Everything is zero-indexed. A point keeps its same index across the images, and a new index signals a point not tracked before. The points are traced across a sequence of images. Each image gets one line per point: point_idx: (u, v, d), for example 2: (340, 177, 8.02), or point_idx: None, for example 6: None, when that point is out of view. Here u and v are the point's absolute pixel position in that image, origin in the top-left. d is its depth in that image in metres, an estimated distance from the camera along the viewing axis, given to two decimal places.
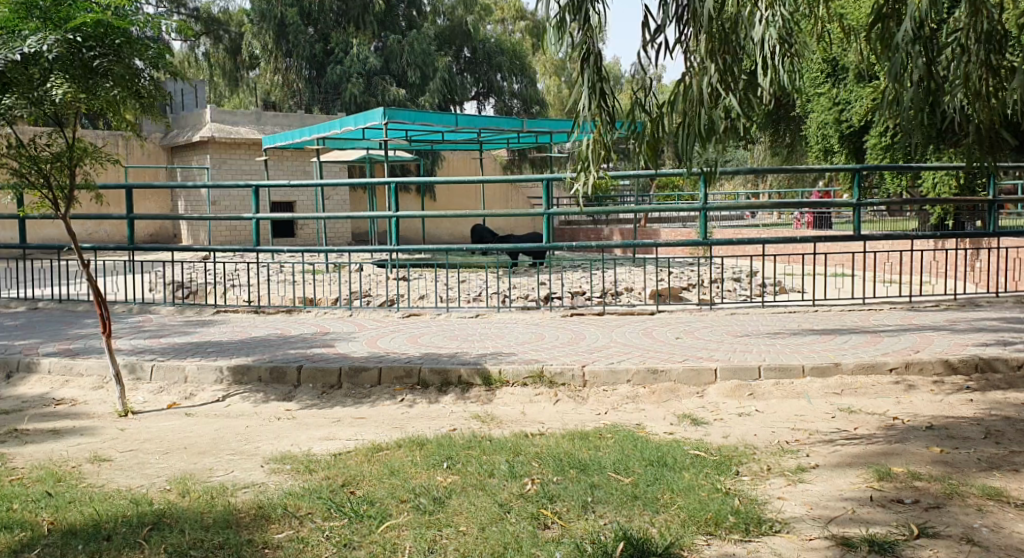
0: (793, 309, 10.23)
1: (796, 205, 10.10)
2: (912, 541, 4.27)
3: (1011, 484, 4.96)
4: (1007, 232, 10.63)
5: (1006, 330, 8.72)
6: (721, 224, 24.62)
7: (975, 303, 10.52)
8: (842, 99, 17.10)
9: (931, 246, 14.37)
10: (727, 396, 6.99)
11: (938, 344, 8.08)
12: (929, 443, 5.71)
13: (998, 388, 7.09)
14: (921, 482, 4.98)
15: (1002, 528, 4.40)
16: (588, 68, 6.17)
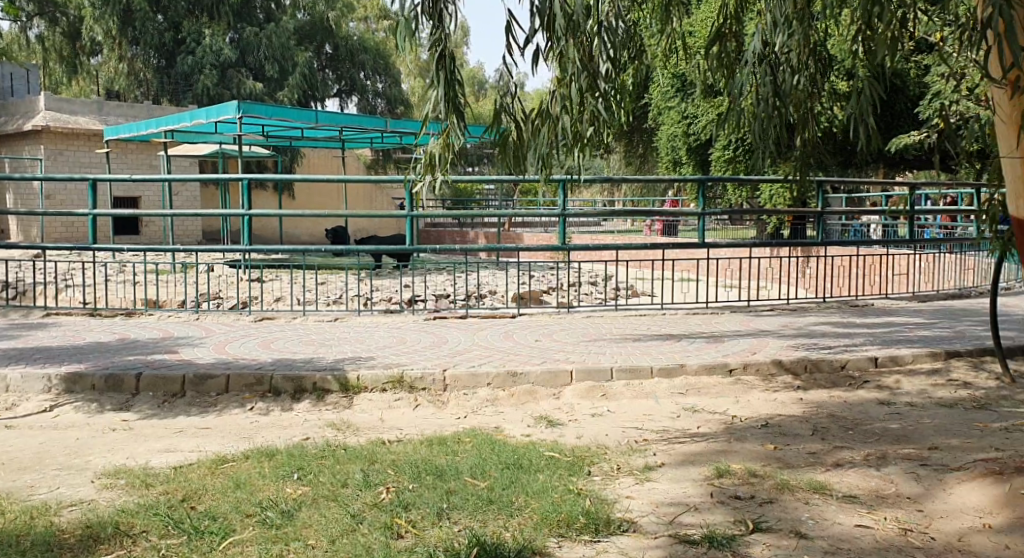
0: (643, 312, 10.46)
1: (647, 214, 9.96)
2: (749, 536, 4.37)
3: (834, 477, 5.17)
4: (835, 242, 11.17)
5: (833, 333, 9.19)
6: (580, 230, 25.15)
7: (807, 307, 11.08)
8: (689, 114, 17.98)
9: (767, 255, 15.18)
10: (581, 398, 7.03)
11: (772, 346, 8.42)
12: (763, 440, 5.90)
13: (822, 387, 7.40)
14: (758, 477, 5.12)
15: (827, 519, 4.57)
16: (440, 69, 5.63)
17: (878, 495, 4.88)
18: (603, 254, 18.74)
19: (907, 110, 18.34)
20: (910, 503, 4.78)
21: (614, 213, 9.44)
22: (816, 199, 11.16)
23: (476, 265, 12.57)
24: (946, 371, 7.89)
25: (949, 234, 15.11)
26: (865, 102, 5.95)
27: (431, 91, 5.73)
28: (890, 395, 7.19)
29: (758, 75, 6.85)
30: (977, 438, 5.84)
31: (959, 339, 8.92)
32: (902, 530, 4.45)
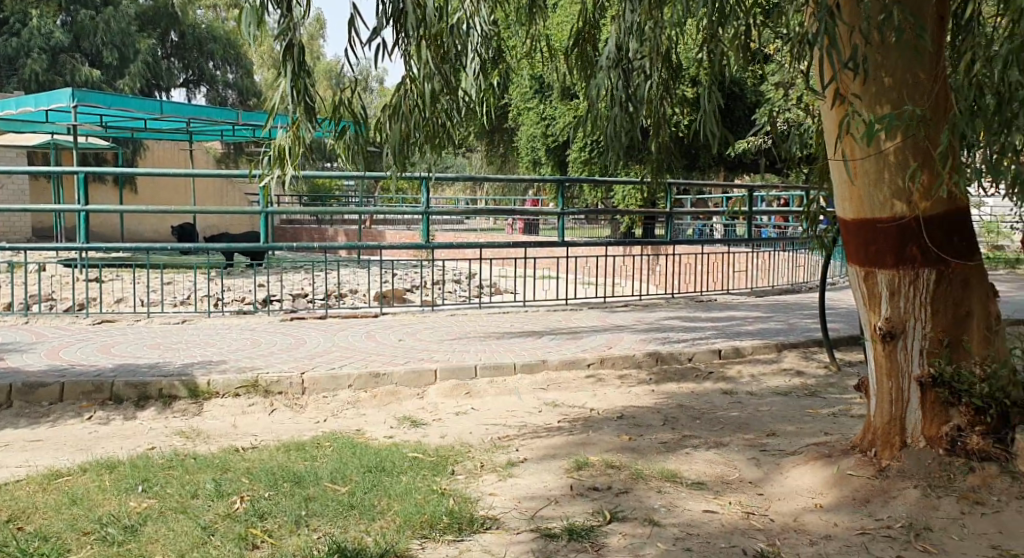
0: (505, 310, 10.54)
1: (507, 213, 10.04)
2: (605, 527, 4.44)
3: (686, 465, 5.33)
4: (683, 240, 11.59)
5: (686, 327, 9.53)
6: (440, 228, 25.17)
7: (660, 303, 11.45)
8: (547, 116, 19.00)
9: (623, 253, 15.63)
10: (444, 397, 7.01)
11: (628, 341, 8.65)
12: (619, 432, 6.03)
13: (675, 379, 7.65)
14: (614, 468, 5.23)
15: (679, 506, 4.70)
16: (288, 59, 5.38)
17: (724, 481, 5.07)
18: (465, 252, 18.82)
19: (744, 117, 19.47)
20: (751, 488, 4.98)
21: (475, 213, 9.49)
22: (664, 201, 11.61)
23: (337, 263, 12.35)
24: (787, 361, 8.30)
25: (781, 235, 16.09)
26: (710, 108, 6.12)
27: (281, 81, 5.51)
28: (733, 385, 7.50)
29: (612, 82, 6.94)
30: (812, 423, 6.15)
31: (795, 331, 9.42)
32: (745, 514, 4.61)
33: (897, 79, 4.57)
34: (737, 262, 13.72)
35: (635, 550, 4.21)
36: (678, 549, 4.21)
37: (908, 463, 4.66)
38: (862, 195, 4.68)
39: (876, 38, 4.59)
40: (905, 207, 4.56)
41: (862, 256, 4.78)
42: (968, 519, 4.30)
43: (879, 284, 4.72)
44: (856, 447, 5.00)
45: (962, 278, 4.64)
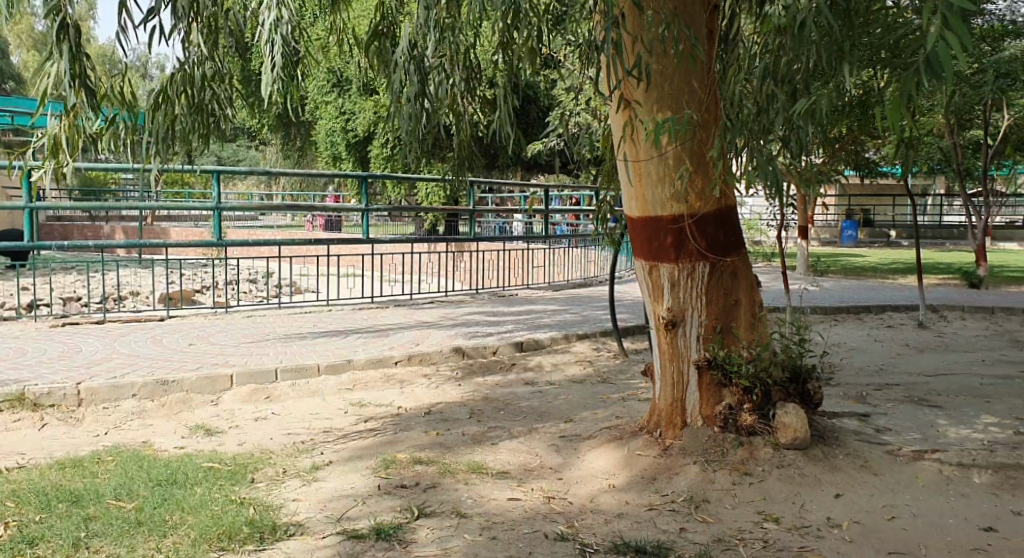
0: (307, 309, 10.38)
1: (308, 209, 9.79)
2: (413, 523, 4.45)
3: (493, 456, 5.45)
4: (488, 237, 11.75)
5: (490, 321, 9.74)
6: (233, 224, 24.39)
7: (463, 299, 11.64)
8: (348, 111, 19.72)
9: (427, 250, 15.81)
10: (243, 403, 6.80)
11: (434, 337, 8.74)
12: (426, 428, 6.08)
13: (480, 372, 7.80)
14: (422, 465, 5.26)
15: (485, 497, 4.79)
16: (60, 40, 4.84)
17: (527, 469, 5.22)
18: (262, 251, 18.38)
19: (538, 119, 20.72)
20: (552, 473, 5.15)
21: (272, 209, 9.23)
22: (470, 198, 11.75)
23: (121, 264, 11.74)
24: (582, 350, 8.67)
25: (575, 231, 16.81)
26: (506, 113, 6.23)
27: (49, 65, 4.91)
28: (535, 376, 7.74)
29: (407, 76, 6.69)
30: (605, 408, 6.44)
31: (589, 322, 9.85)
32: (546, 499, 4.77)
33: (676, 86, 4.84)
34: (535, 259, 14.19)
35: (442, 544, 4.23)
36: (485, 539, 4.27)
37: (687, 441, 4.98)
38: (645, 194, 4.93)
39: (656, 46, 4.82)
40: (683, 207, 4.85)
41: (646, 250, 5.04)
42: (739, 488, 4.67)
43: (661, 276, 5.00)
44: (643, 429, 5.29)
45: (731, 271, 4.99)
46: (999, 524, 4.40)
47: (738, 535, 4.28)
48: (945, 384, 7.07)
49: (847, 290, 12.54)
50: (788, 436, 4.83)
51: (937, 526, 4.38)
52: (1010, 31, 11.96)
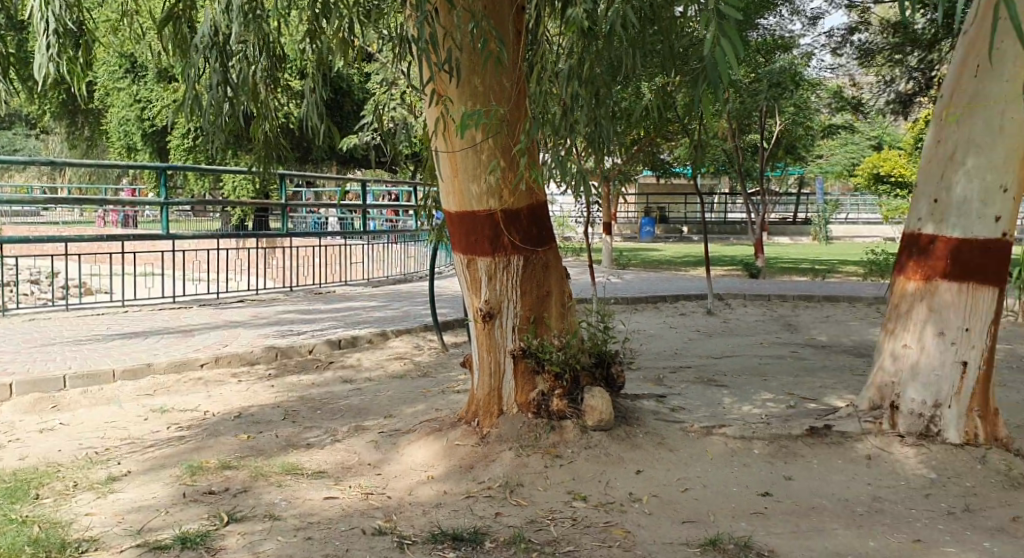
0: (100, 311, 10.00)
1: (101, 204, 9.40)
2: (222, 529, 4.45)
3: (306, 457, 5.55)
4: (300, 232, 11.63)
5: (299, 319, 9.74)
6: (15, 219, 22.80)
7: (270, 297, 11.55)
8: (143, 98, 18.99)
9: (232, 246, 15.52)
10: (25, 413, 6.51)
11: (242, 337, 8.67)
12: (236, 432, 6.10)
13: (292, 372, 7.84)
14: (230, 470, 5.28)
15: (297, 498, 4.88)
16: None
17: (344, 467, 5.37)
18: (49, 249, 17.37)
19: (352, 112, 20.71)
20: (371, 470, 5.32)
21: (60, 202, 8.77)
22: (280, 193, 11.61)
23: None
24: (399, 346, 8.89)
25: (390, 225, 16.98)
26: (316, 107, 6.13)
27: None
28: (353, 373, 7.87)
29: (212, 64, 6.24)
30: (425, 402, 6.70)
31: (411, 317, 10.09)
32: (364, 496, 4.93)
33: (488, 86, 5.14)
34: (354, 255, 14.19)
35: (254, 547, 4.28)
36: (299, 539, 4.35)
37: (504, 429, 5.31)
38: (462, 190, 5.21)
39: (466, 46, 5.10)
40: (497, 203, 5.18)
41: (463, 244, 5.33)
42: (551, 471, 5.05)
43: (479, 269, 5.30)
44: (461, 419, 5.58)
45: (544, 262, 5.36)
46: (774, 488, 5.01)
47: (549, 516, 4.63)
48: (730, 365, 7.85)
49: (645, 281, 13.44)
50: (594, 418, 5.26)
51: (723, 494, 4.93)
52: (780, 45, 13.09)
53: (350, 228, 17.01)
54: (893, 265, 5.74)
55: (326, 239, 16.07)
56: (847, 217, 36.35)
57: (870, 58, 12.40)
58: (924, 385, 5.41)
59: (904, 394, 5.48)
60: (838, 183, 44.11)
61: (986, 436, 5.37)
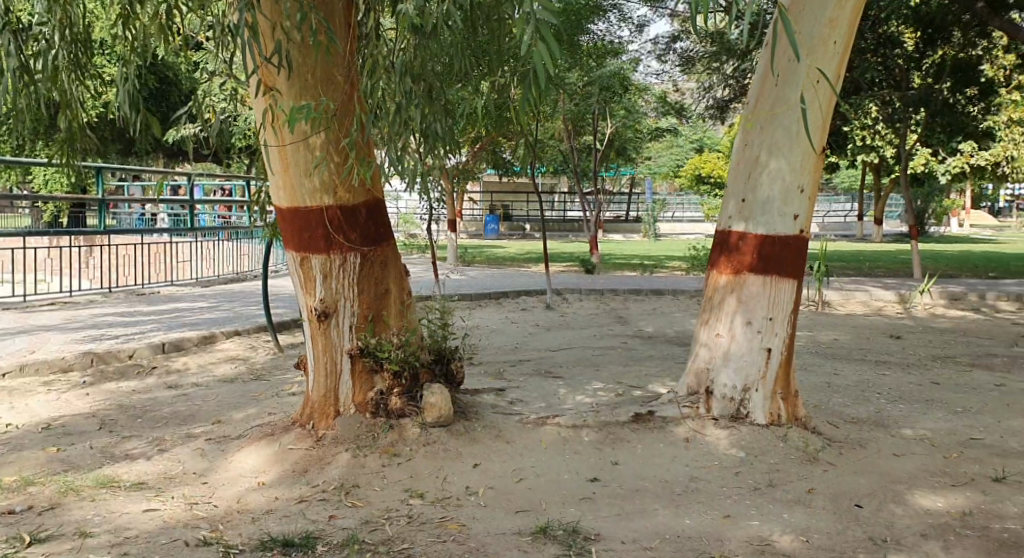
0: None
1: None
2: (23, 551, 4.26)
3: (118, 469, 5.44)
4: (119, 230, 11.25)
5: (118, 322, 9.48)
6: None
7: (86, 299, 11.14)
8: None
9: (47, 245, 14.86)
10: None
11: (52, 343, 8.35)
12: (44, 445, 5.91)
13: (109, 379, 7.62)
14: (34, 487, 5.10)
15: (112, 511, 4.78)
16: None
17: (166, 477, 5.29)
18: None
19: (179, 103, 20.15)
20: (196, 479, 5.26)
21: None
22: (97, 188, 11.20)
23: None
24: (230, 348, 8.80)
25: (223, 221, 16.64)
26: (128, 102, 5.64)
27: None
28: (179, 379, 7.72)
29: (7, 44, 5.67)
30: (257, 406, 6.69)
31: (241, 318, 9.95)
32: (189, 505, 4.87)
33: (318, 77, 5.15)
34: (180, 253, 13.85)
35: None
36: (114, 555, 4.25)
37: (340, 431, 5.40)
38: (294, 184, 5.21)
39: (296, 37, 5.07)
40: (332, 199, 5.23)
41: (297, 239, 5.33)
42: (387, 470, 5.17)
43: (314, 267, 5.33)
44: (296, 422, 5.61)
45: (381, 260, 5.46)
46: (602, 474, 5.34)
47: (384, 514, 4.75)
48: (557, 357, 8.23)
49: (489, 278, 13.56)
50: (433, 416, 5.44)
51: (555, 481, 5.20)
52: (611, 50, 13.56)
53: (181, 224, 16.55)
54: (707, 259, 6.15)
55: (150, 235, 15.60)
56: (674, 215, 38.23)
57: (691, 64, 13.62)
58: (735, 370, 5.86)
59: (717, 379, 5.91)
60: (666, 183, 46.27)
61: (788, 416, 5.91)
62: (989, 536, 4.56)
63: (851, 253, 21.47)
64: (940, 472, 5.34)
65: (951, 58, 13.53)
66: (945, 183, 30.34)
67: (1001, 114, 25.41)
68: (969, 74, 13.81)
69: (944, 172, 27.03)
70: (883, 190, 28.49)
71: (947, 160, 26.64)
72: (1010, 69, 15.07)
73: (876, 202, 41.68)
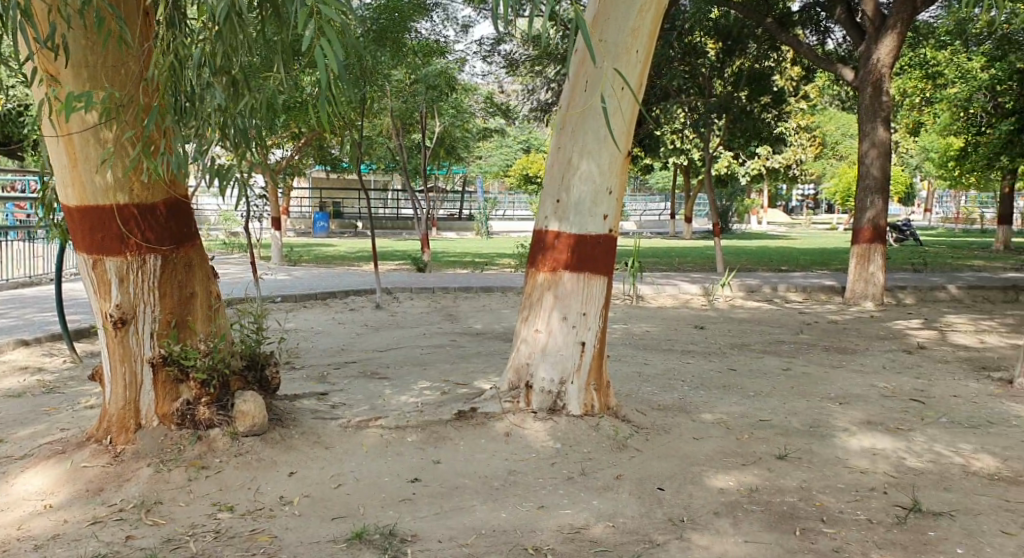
0: None
1: None
2: None
3: None
4: None
5: None
6: None
7: None
8: None
9: None
10: None
11: None
12: None
13: None
14: None
15: None
16: None
17: None
18: None
19: None
20: None
21: None
22: None
23: None
24: (23, 361, 8.31)
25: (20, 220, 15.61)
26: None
27: None
28: None
29: None
30: (49, 421, 6.34)
31: (32, 325, 9.48)
32: None
33: (105, 67, 4.97)
34: None
35: None
36: None
37: (141, 444, 5.24)
38: (83, 180, 4.99)
39: (77, 24, 4.87)
40: (126, 197, 5.04)
41: (88, 240, 5.11)
42: (193, 484, 5.06)
43: (109, 271, 5.12)
44: (92, 438, 5.39)
45: (185, 262, 5.31)
46: (422, 474, 5.40)
47: (188, 532, 4.65)
48: (375, 357, 8.25)
49: (316, 279, 13.34)
50: (246, 424, 5.38)
51: (375, 484, 5.23)
52: (438, 50, 13.70)
53: None
54: (524, 257, 6.32)
55: None
56: (503, 214, 38.81)
57: (516, 67, 14.05)
58: (551, 364, 6.07)
59: (536, 374, 6.10)
60: (496, 183, 46.96)
61: (601, 406, 6.20)
62: (773, 509, 4.96)
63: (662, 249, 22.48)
64: (733, 452, 5.75)
65: (747, 67, 14.63)
66: (746, 185, 32.45)
67: (792, 123, 27.50)
68: (763, 83, 15.00)
69: (743, 174, 28.90)
70: (693, 190, 30.09)
71: (747, 163, 28.52)
72: (798, 80, 16.35)
73: (687, 201, 43.86)
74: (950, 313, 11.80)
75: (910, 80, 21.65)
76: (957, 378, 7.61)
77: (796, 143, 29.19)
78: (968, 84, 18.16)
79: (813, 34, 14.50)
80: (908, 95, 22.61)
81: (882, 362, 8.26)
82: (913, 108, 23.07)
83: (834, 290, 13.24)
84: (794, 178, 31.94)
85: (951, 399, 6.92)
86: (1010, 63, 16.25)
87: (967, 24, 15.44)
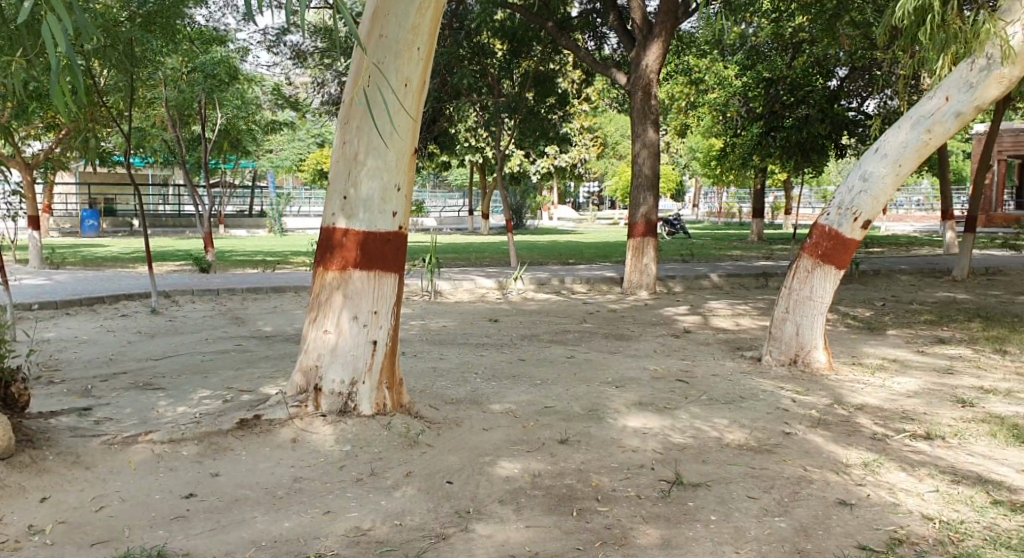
0: None
1: None
2: None
3: None
4: None
5: None
6: None
7: None
8: None
9: None
10: None
11: None
12: None
13: None
14: None
15: None
16: None
17: None
18: None
19: None
20: None
21: None
22: None
23: None
24: None
25: None
26: None
27: None
28: None
29: None
30: None
31: None
32: None
33: None
34: None
35: None
36: None
37: None
38: None
39: None
40: None
41: None
42: None
43: None
44: None
45: None
46: (198, 489, 5.11)
47: None
48: (143, 366, 7.74)
49: (81, 281, 12.57)
50: None
51: (143, 504, 4.90)
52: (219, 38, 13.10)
53: None
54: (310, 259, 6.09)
55: None
56: (299, 210, 37.83)
57: (303, 58, 13.69)
58: (342, 365, 5.91)
59: (326, 376, 5.92)
60: (288, 179, 45.72)
61: (393, 404, 6.11)
62: (553, 493, 5.07)
63: (464, 246, 22.21)
64: (518, 440, 5.83)
65: (532, 69, 15.05)
66: (537, 183, 33.44)
67: (576, 122, 28.73)
68: (547, 86, 15.45)
69: (535, 171, 29.78)
70: (488, 187, 30.58)
71: (537, 161, 29.48)
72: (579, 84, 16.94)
73: (480, 199, 44.59)
74: (713, 299, 12.64)
75: (674, 85, 22.64)
76: (717, 358, 8.13)
77: (580, 143, 30.39)
78: (726, 90, 19.72)
79: (591, 39, 15.01)
80: (676, 99, 24.06)
81: (653, 346, 8.68)
82: (679, 111, 24.53)
83: (614, 281, 13.82)
84: (579, 177, 33.26)
85: (711, 378, 7.37)
86: (758, 72, 18.01)
87: (720, 37, 16.90)
